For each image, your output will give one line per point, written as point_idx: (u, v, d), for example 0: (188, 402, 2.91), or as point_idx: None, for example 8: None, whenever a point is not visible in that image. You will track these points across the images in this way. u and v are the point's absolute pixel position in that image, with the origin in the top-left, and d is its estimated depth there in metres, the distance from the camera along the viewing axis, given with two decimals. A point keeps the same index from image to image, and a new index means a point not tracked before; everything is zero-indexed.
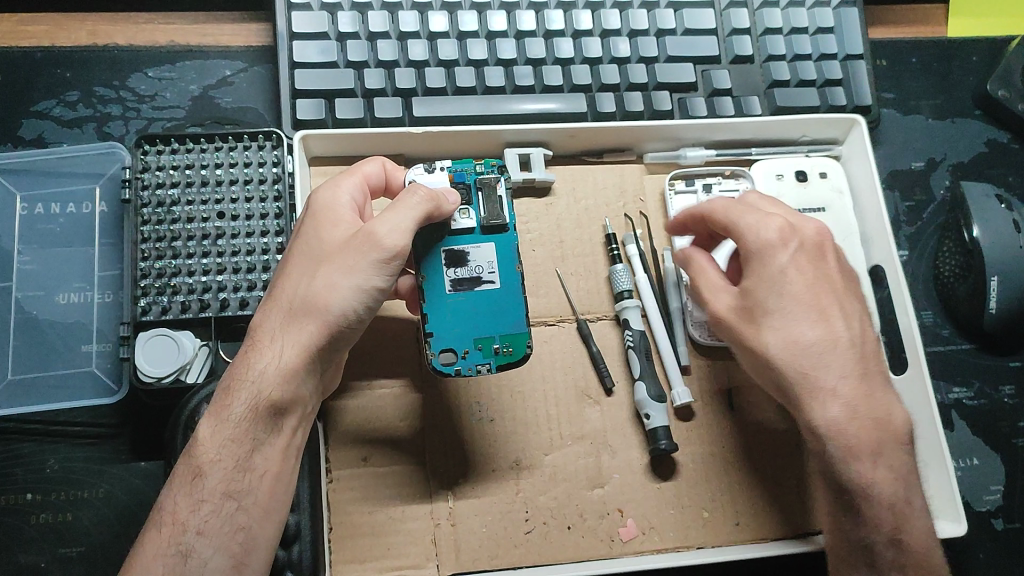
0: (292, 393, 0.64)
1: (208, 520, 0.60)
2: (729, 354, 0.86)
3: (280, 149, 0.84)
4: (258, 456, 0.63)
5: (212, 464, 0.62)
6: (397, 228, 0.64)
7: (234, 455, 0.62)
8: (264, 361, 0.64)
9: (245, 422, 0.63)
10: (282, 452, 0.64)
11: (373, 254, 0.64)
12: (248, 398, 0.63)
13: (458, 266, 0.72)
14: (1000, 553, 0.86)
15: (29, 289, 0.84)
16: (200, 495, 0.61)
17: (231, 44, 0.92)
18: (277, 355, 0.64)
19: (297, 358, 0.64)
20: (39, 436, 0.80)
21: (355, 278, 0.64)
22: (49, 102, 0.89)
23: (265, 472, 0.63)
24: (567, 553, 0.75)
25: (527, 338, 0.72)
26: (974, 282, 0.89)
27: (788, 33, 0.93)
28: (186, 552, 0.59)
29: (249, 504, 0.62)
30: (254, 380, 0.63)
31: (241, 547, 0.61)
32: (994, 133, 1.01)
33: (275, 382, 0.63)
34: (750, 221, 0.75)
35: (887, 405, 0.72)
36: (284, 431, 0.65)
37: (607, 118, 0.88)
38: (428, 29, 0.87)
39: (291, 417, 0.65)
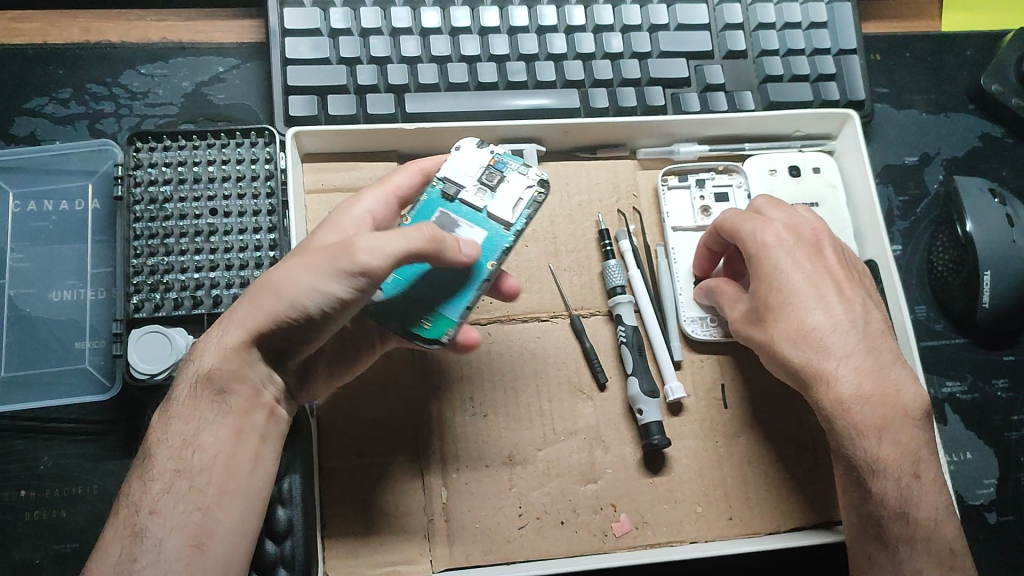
0: (230, 373, 0.64)
1: (161, 499, 0.60)
2: (722, 350, 0.86)
3: (272, 146, 0.84)
4: (206, 435, 0.63)
5: (159, 442, 0.63)
6: (374, 248, 0.60)
7: (181, 433, 0.63)
8: (209, 342, 0.65)
9: (189, 398, 0.64)
10: (233, 433, 0.64)
11: (339, 258, 0.60)
12: (193, 372, 0.65)
13: (441, 229, 0.70)
14: (993, 546, 0.86)
15: (22, 287, 0.84)
16: (150, 476, 0.62)
17: (224, 41, 0.92)
18: (223, 334, 0.64)
19: (241, 344, 0.63)
20: (33, 434, 0.81)
21: (314, 277, 0.61)
22: (41, 99, 0.89)
23: (216, 453, 0.63)
24: (561, 547, 0.76)
25: (449, 327, 0.66)
26: (967, 277, 0.89)
27: (781, 27, 0.93)
28: (139, 532, 0.59)
29: (202, 484, 0.61)
30: (198, 354, 0.65)
31: (198, 529, 0.60)
32: (989, 127, 1.01)
33: (216, 360, 0.64)
34: (750, 227, 0.76)
35: (897, 380, 0.71)
36: (230, 413, 0.64)
37: (600, 113, 0.88)
38: (421, 25, 0.87)
39: (238, 398, 0.64)
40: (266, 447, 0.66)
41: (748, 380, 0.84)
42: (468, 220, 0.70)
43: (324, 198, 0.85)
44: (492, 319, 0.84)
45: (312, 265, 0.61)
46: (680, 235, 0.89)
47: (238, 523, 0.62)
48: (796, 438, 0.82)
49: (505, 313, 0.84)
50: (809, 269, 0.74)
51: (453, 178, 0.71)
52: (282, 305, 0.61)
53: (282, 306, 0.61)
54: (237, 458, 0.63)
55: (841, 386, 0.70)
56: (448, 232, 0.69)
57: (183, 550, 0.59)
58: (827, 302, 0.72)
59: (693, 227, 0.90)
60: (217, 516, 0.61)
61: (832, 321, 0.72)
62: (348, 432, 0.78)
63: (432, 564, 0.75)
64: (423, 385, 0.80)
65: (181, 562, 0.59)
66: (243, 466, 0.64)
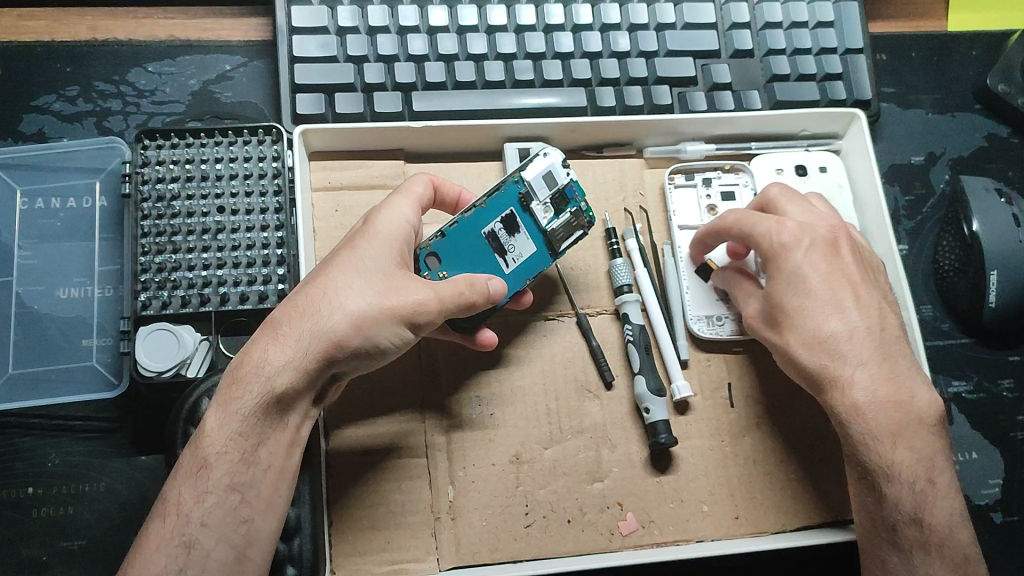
0: (301, 392, 0.64)
1: (212, 512, 0.61)
2: (728, 349, 0.86)
3: (279, 144, 0.84)
4: (263, 450, 0.63)
5: (216, 454, 0.62)
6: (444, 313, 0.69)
7: (240, 448, 0.62)
8: (280, 359, 0.63)
9: (253, 415, 0.62)
10: (287, 448, 0.65)
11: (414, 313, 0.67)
12: (262, 388, 0.63)
13: (507, 229, 0.77)
14: (999, 546, 0.86)
15: (29, 284, 0.84)
16: (204, 487, 0.61)
17: (231, 39, 0.92)
18: (292, 355, 0.63)
19: (317, 368, 0.64)
20: (40, 431, 0.81)
21: (394, 323, 0.66)
22: (48, 97, 0.89)
23: (269, 466, 0.63)
24: (567, 545, 0.76)
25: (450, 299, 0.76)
26: (974, 277, 0.89)
27: (788, 27, 0.93)
28: (189, 543, 0.60)
29: (252, 498, 0.62)
30: (268, 371, 0.63)
31: (243, 539, 0.61)
32: (994, 127, 1.01)
33: (289, 380, 0.63)
34: (765, 227, 0.76)
35: (911, 388, 0.70)
36: (289, 427, 0.65)
37: (607, 112, 0.88)
38: (428, 23, 0.87)
39: (295, 414, 0.65)
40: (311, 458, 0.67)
41: (752, 381, 0.85)
42: (526, 231, 0.77)
43: (330, 196, 0.85)
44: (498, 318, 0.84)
45: (391, 312, 0.66)
46: (687, 234, 0.90)
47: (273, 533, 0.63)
48: (802, 437, 0.82)
49: (512, 312, 0.84)
50: (822, 263, 0.74)
51: (536, 185, 0.77)
52: (362, 342, 0.65)
53: (362, 343, 0.65)
54: (286, 471, 0.65)
55: (858, 393, 0.69)
56: (512, 234, 0.77)
57: (227, 563, 0.60)
58: (843, 309, 0.72)
59: (698, 226, 0.90)
60: (262, 527, 0.62)
61: (849, 329, 0.71)
62: (354, 430, 0.78)
63: (439, 562, 0.75)
64: (430, 383, 0.80)
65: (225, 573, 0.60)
66: (288, 478, 0.65)
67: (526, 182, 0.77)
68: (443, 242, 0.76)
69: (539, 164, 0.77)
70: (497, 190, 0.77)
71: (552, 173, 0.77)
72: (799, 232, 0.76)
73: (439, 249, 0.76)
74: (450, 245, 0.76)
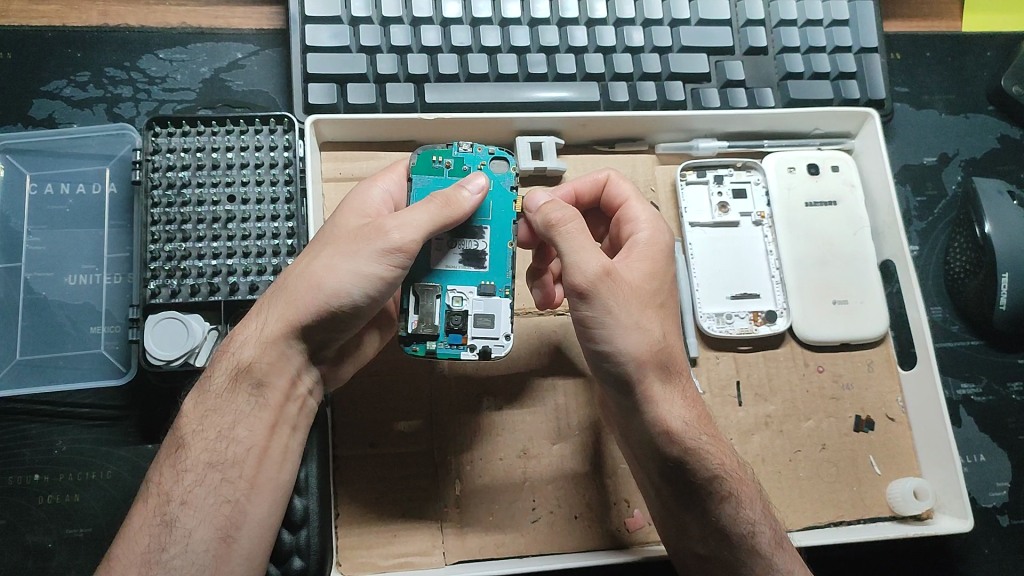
0: (269, 362, 0.67)
1: (192, 490, 0.63)
2: (738, 347, 0.87)
3: (291, 133, 0.83)
4: (241, 428, 0.66)
5: (193, 434, 0.65)
6: (403, 224, 0.64)
7: (217, 426, 0.65)
8: (249, 330, 0.67)
9: (225, 393, 0.67)
10: (269, 427, 0.66)
11: (378, 243, 0.64)
12: (231, 362, 0.67)
13: (476, 262, 0.70)
14: (1004, 549, 0.86)
15: (37, 271, 0.84)
16: (183, 466, 0.64)
17: (244, 27, 0.92)
18: (260, 328, 0.67)
19: (277, 334, 0.66)
20: (47, 417, 0.81)
21: (354, 263, 0.64)
22: (60, 82, 0.89)
23: (251, 446, 0.65)
24: (574, 542, 0.76)
25: (416, 164, 0.73)
26: (984, 278, 0.88)
27: (803, 24, 0.93)
28: (171, 521, 0.62)
29: (234, 477, 0.64)
30: (238, 345, 0.67)
31: (228, 521, 0.63)
32: (1007, 129, 1.01)
33: (255, 350, 0.66)
34: (641, 215, 0.76)
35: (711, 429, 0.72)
36: (271, 405, 0.67)
37: (620, 107, 0.87)
38: (442, 15, 0.87)
39: (274, 391, 0.67)
40: (297, 438, 0.68)
41: (766, 378, 0.86)
42: (451, 270, 0.70)
43: (342, 186, 0.86)
44: None
45: (360, 256, 0.65)
46: (698, 232, 0.89)
47: (262, 518, 0.64)
48: (814, 437, 0.84)
49: (520, 306, 0.84)
50: (662, 256, 0.74)
51: (503, 314, 0.69)
52: (322, 296, 0.65)
53: (322, 296, 0.65)
54: (270, 452, 0.66)
55: None
56: (462, 262, 0.70)
57: (212, 543, 0.62)
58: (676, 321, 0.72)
59: (710, 224, 0.90)
60: (249, 510, 0.64)
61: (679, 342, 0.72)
62: (360, 421, 0.78)
63: (444, 556, 0.74)
64: (438, 376, 0.80)
65: (210, 553, 0.61)
66: (273, 460, 0.66)
67: (503, 299, 0.69)
68: (499, 179, 0.73)
69: (505, 329, 0.69)
70: (508, 266, 0.70)
71: (495, 321, 0.69)
72: (656, 224, 0.76)
73: (496, 172, 0.73)
74: (497, 179, 0.73)
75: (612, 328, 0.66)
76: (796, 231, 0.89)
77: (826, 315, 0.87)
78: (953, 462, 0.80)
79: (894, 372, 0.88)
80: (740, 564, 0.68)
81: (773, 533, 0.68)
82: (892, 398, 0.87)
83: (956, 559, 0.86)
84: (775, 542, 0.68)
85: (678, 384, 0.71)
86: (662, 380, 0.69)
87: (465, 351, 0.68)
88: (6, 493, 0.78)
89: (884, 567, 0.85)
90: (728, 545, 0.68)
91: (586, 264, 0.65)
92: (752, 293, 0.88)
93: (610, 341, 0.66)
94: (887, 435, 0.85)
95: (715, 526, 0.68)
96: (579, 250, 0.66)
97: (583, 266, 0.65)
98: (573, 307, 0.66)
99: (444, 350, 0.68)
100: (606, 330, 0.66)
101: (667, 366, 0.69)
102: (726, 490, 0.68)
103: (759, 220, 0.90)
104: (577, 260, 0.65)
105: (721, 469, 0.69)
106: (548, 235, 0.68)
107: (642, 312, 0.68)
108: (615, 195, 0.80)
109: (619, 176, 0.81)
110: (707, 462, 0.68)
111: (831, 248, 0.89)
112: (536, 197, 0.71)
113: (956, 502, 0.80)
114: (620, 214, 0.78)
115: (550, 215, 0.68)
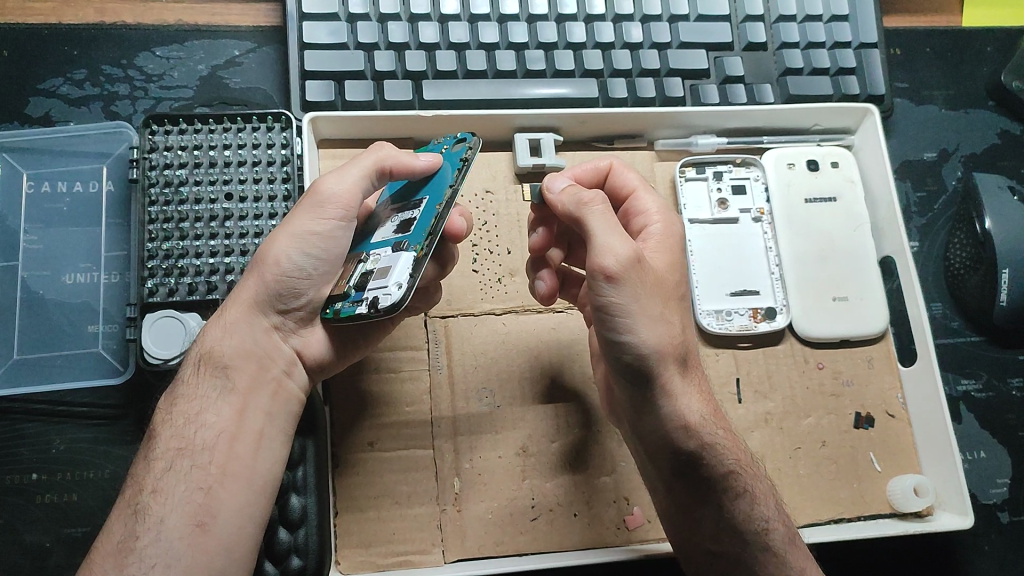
0: (230, 343, 0.68)
1: (163, 478, 0.62)
2: (739, 344, 0.87)
3: (289, 131, 0.83)
4: (207, 413, 0.66)
5: (162, 423, 0.65)
6: (333, 179, 0.67)
7: (183, 413, 0.65)
8: (211, 317, 0.70)
9: (190, 379, 0.68)
10: (236, 411, 0.66)
11: (310, 199, 0.67)
12: (198, 349, 0.69)
13: (401, 227, 0.65)
14: (1005, 546, 0.86)
15: (35, 270, 0.84)
16: (152, 455, 0.63)
17: (241, 24, 0.92)
18: (221, 311, 0.69)
19: (234, 310, 0.69)
20: (45, 417, 0.80)
21: (288, 226, 0.67)
22: (56, 80, 0.88)
23: (219, 431, 0.65)
24: (573, 539, 0.76)
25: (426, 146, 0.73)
26: (984, 274, 0.88)
27: (802, 20, 0.92)
28: (140, 509, 0.61)
29: (203, 462, 0.63)
30: (202, 333, 0.69)
31: (201, 508, 0.62)
32: (1007, 124, 1.00)
33: (218, 334, 0.68)
34: (653, 205, 0.76)
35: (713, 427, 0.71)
36: (238, 387, 0.67)
37: (619, 103, 0.87)
38: (440, 11, 0.86)
39: (240, 373, 0.68)
40: (273, 423, 0.68)
41: (766, 374, 0.85)
42: (382, 238, 0.66)
43: None
44: (508, 309, 0.83)
45: (295, 217, 0.67)
46: (697, 228, 0.89)
47: (239, 506, 0.63)
48: (813, 434, 0.84)
49: (519, 303, 0.84)
50: (677, 250, 0.74)
51: (400, 265, 0.61)
52: (265, 261, 0.67)
53: (264, 262, 0.67)
54: (241, 436, 0.65)
55: None
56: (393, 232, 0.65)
57: (185, 529, 0.60)
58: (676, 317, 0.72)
59: (710, 220, 0.89)
60: (224, 497, 0.63)
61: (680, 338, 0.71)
62: (359, 420, 0.77)
63: (443, 554, 0.74)
64: (436, 374, 0.80)
65: (183, 540, 0.60)
66: (246, 442, 0.65)
67: (405, 253, 0.61)
68: (455, 156, 0.67)
69: (398, 281, 0.60)
70: (428, 225, 0.62)
71: (392, 273, 0.61)
72: (668, 215, 0.76)
73: (454, 152, 0.68)
74: (451, 157, 0.67)
75: (636, 318, 0.65)
76: (796, 228, 0.89)
77: (827, 312, 0.86)
78: (954, 458, 0.80)
79: (894, 368, 0.87)
80: (746, 562, 0.67)
81: (781, 533, 0.68)
82: (892, 395, 0.86)
83: (957, 555, 0.86)
84: (787, 539, 0.68)
85: (692, 379, 0.71)
86: (680, 374, 0.69)
87: (359, 307, 0.62)
88: (5, 493, 0.78)
89: (884, 563, 0.85)
90: (744, 541, 0.68)
91: (619, 248, 0.64)
92: (752, 289, 0.88)
93: (632, 331, 0.65)
94: (887, 432, 0.85)
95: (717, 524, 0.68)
96: (611, 232, 0.65)
97: (616, 250, 0.64)
98: (594, 294, 0.65)
99: (346, 309, 0.63)
100: (606, 326, 0.65)
101: (685, 359, 0.69)
102: (728, 491, 0.69)
103: (758, 216, 0.90)
104: (609, 243, 0.64)
105: (736, 465, 0.69)
106: (576, 215, 0.68)
107: (665, 307, 0.68)
108: (620, 184, 0.79)
109: (622, 164, 0.80)
110: (722, 458, 0.69)
111: (831, 244, 0.88)
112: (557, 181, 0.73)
113: (956, 498, 0.80)
114: (628, 205, 0.78)
115: (581, 195, 0.68)
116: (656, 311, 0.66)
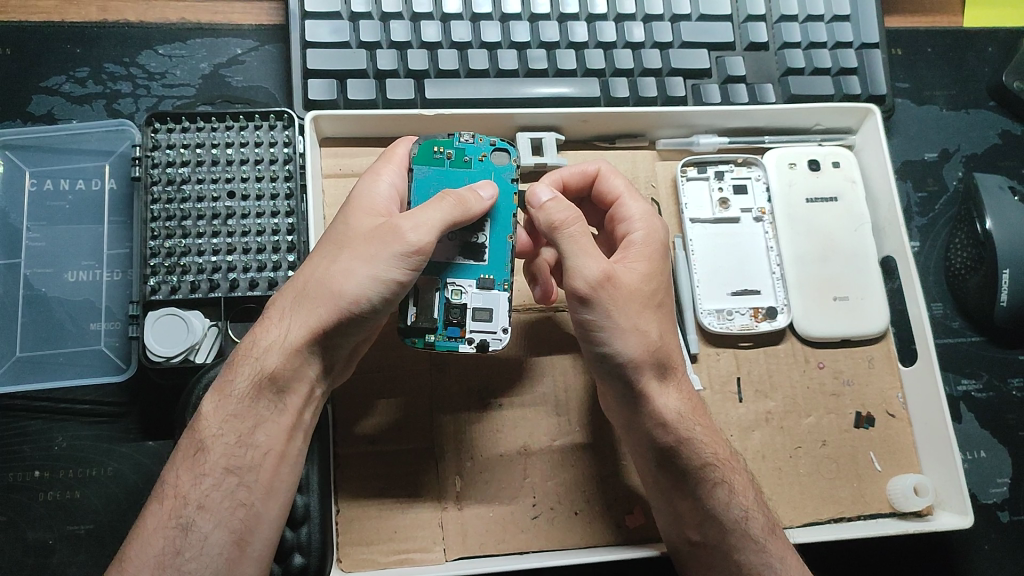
0: (292, 370, 0.66)
1: (210, 494, 0.63)
2: (739, 343, 0.87)
3: (291, 129, 0.83)
4: (260, 432, 0.66)
5: (215, 439, 0.65)
6: (419, 224, 0.65)
7: (237, 430, 0.65)
8: (272, 335, 0.66)
9: (247, 397, 0.66)
10: (288, 432, 0.66)
11: (396, 243, 0.64)
12: (253, 367, 0.66)
13: (475, 255, 0.71)
14: (1004, 546, 0.86)
15: (37, 267, 0.84)
16: (202, 470, 0.64)
17: (243, 22, 0.92)
18: (283, 335, 0.66)
19: (302, 341, 0.66)
20: (47, 414, 0.81)
21: (373, 267, 0.65)
22: (59, 78, 0.89)
23: (269, 450, 0.65)
24: (574, 536, 0.76)
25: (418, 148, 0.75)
26: (985, 274, 0.88)
27: (804, 20, 0.92)
28: (187, 525, 0.62)
29: (250, 482, 0.64)
30: (259, 351, 0.66)
31: (242, 524, 0.63)
32: (1008, 124, 1.00)
33: (278, 358, 0.66)
34: (636, 211, 0.76)
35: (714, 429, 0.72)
36: (290, 409, 0.67)
37: (620, 103, 0.87)
38: (442, 10, 0.86)
39: (295, 396, 0.67)
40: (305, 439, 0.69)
41: (766, 374, 0.85)
42: (451, 263, 0.71)
43: (341, 182, 0.86)
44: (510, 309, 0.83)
45: (381, 258, 0.65)
46: (698, 228, 0.89)
47: (272, 519, 0.65)
48: (815, 433, 0.84)
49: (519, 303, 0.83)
50: (660, 256, 0.73)
51: (500, 307, 0.71)
52: (343, 301, 0.65)
53: (342, 301, 0.65)
54: (289, 456, 0.66)
55: None
56: (461, 256, 0.71)
57: (225, 547, 0.62)
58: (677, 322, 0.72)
59: (711, 220, 0.89)
60: (261, 512, 0.64)
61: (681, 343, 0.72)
62: (361, 418, 0.78)
63: (445, 552, 0.74)
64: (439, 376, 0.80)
65: (223, 556, 0.62)
66: (291, 464, 0.66)
67: (503, 294, 0.71)
68: (500, 172, 0.75)
69: (503, 324, 0.71)
70: (507, 260, 0.72)
71: (494, 314, 0.71)
72: (653, 219, 0.76)
73: (496, 164, 0.75)
74: (497, 171, 0.75)
75: (614, 330, 0.67)
76: (796, 227, 0.89)
77: (826, 311, 0.87)
78: (953, 457, 0.80)
79: (894, 368, 0.87)
80: (751, 565, 0.68)
81: (759, 523, 0.69)
82: (892, 395, 0.86)
83: (955, 555, 0.86)
84: (748, 540, 0.68)
85: (651, 391, 0.69)
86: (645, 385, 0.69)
87: (464, 345, 0.70)
88: (6, 491, 0.78)
89: (884, 563, 0.85)
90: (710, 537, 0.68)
91: (587, 268, 0.66)
92: (753, 289, 0.88)
93: (609, 343, 0.67)
94: (888, 432, 0.85)
95: (726, 530, 0.69)
96: (580, 253, 0.67)
97: (583, 270, 0.66)
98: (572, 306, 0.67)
99: (443, 343, 0.70)
100: (607, 334, 0.67)
101: (642, 372, 0.68)
102: (714, 481, 0.69)
103: (760, 216, 0.90)
104: (577, 263, 0.66)
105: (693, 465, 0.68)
106: (551, 237, 0.68)
107: (641, 314, 0.68)
108: (605, 189, 0.79)
109: (609, 169, 0.80)
110: (698, 452, 0.70)
111: (831, 242, 0.89)
112: (539, 193, 0.69)
113: (955, 497, 0.80)
114: (614, 209, 0.78)
115: (554, 216, 0.68)
116: (629, 320, 0.67)
